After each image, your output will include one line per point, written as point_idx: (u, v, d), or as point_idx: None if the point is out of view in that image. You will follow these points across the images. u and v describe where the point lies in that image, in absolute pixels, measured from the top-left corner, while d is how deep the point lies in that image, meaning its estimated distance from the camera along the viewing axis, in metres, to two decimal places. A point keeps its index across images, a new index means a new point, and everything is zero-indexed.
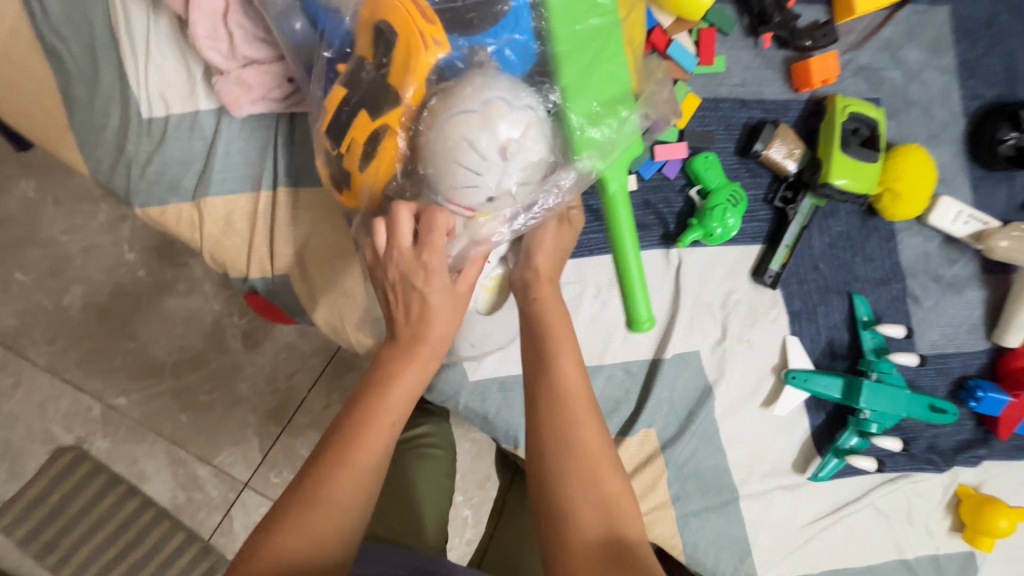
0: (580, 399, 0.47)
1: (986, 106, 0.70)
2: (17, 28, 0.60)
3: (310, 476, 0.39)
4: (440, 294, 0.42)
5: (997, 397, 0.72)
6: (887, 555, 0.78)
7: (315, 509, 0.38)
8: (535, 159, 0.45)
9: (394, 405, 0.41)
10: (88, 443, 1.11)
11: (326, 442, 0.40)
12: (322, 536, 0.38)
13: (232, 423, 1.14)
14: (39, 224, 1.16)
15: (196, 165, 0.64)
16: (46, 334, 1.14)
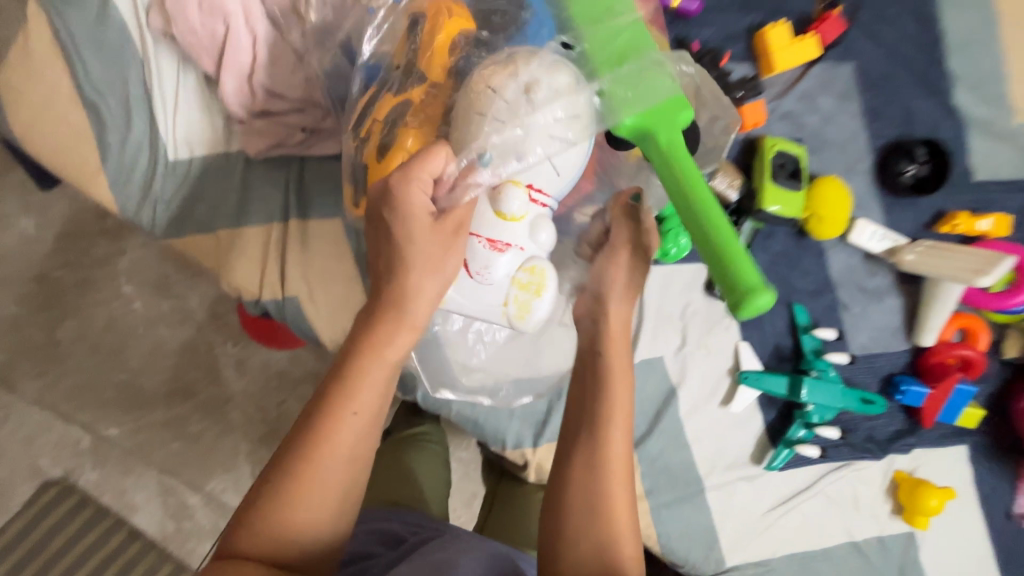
0: (620, 467, 0.53)
1: (889, 143, 0.84)
2: (58, 85, 0.69)
3: (283, 467, 0.46)
4: (424, 241, 0.48)
5: (918, 389, 0.84)
6: (838, 538, 0.87)
7: (291, 493, 0.45)
8: (554, 97, 0.49)
9: (355, 392, 0.47)
10: (76, 476, 1.19)
11: (296, 435, 0.47)
12: (304, 516, 0.46)
13: (222, 450, 1.22)
14: (37, 259, 1.21)
15: (215, 202, 0.72)
16: (36, 368, 1.21)
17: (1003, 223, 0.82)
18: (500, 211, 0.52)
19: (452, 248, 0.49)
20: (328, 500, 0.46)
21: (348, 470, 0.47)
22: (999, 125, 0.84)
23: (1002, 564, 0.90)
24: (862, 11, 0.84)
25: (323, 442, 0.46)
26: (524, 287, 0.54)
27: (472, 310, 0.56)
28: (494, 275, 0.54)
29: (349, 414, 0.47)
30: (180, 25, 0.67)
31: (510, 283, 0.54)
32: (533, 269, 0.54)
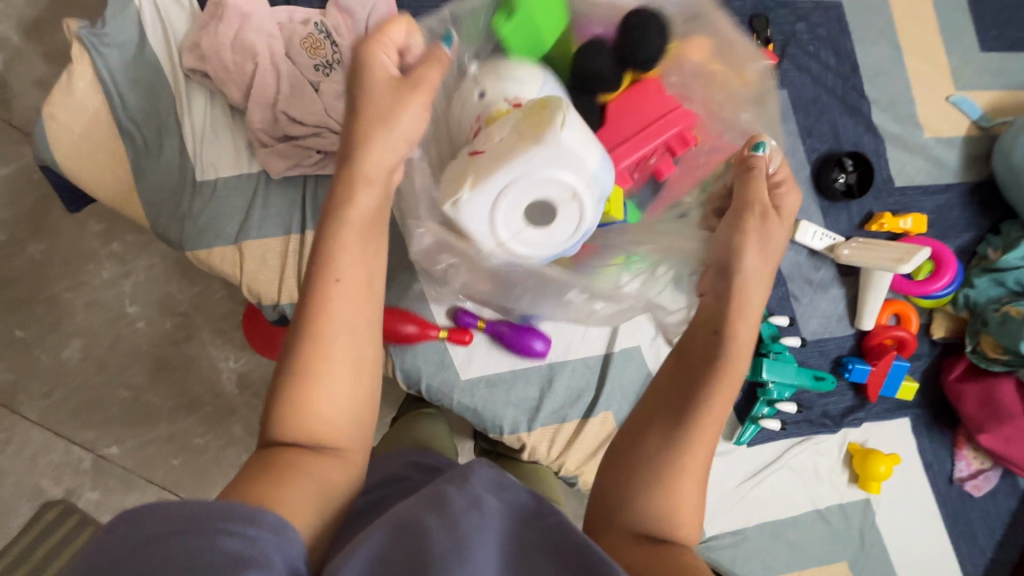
0: (707, 427, 0.53)
1: (821, 155, 0.97)
2: (98, 116, 0.77)
3: (290, 363, 0.49)
4: (381, 95, 0.53)
5: (861, 366, 0.96)
6: (804, 506, 0.97)
7: (301, 384, 0.49)
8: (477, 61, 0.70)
9: (337, 265, 0.51)
10: (77, 495, 1.04)
11: (295, 330, 0.50)
12: (320, 401, 0.49)
13: (225, 465, 1.09)
14: (42, 280, 1.06)
15: (237, 217, 0.80)
16: (42, 386, 1.05)
17: (921, 221, 0.97)
18: (487, 116, 0.65)
19: (407, 100, 0.54)
20: (335, 379, 0.49)
21: (347, 343, 0.50)
22: (909, 140, 1.00)
23: (949, 524, 1.01)
24: (793, 44, 0.97)
25: (318, 321, 0.50)
26: (531, 116, 0.59)
27: (499, 165, 0.59)
28: (497, 133, 0.61)
29: (335, 286, 0.50)
30: (214, 63, 0.77)
31: (518, 129, 0.59)
32: (530, 109, 0.61)
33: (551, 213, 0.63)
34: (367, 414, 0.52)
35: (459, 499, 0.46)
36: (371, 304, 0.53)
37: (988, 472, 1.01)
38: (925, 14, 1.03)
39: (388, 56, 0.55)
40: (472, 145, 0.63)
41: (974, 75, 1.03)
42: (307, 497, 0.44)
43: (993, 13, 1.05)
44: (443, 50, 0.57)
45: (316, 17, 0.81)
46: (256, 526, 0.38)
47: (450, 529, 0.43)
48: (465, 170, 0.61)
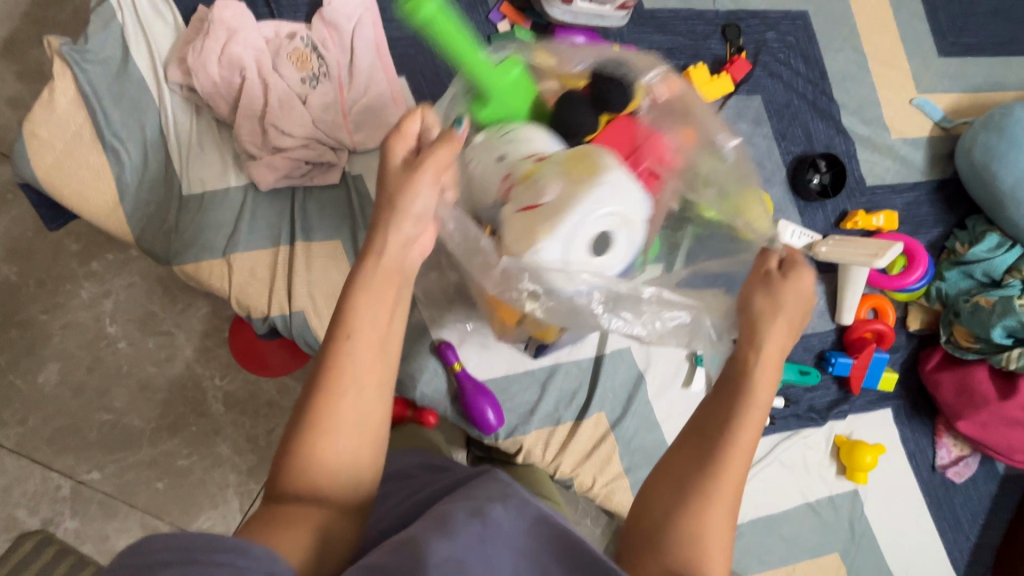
0: (738, 463, 0.50)
1: (796, 157, 1.01)
2: (80, 131, 0.76)
3: (298, 415, 0.48)
4: (393, 179, 0.55)
5: (844, 359, 0.99)
6: (796, 499, 0.99)
7: (307, 438, 0.47)
8: (507, 145, 0.68)
9: (349, 317, 0.51)
10: (56, 525, 0.99)
11: (307, 384, 0.49)
12: (323, 454, 0.47)
13: (211, 486, 1.05)
14: (18, 304, 1.03)
15: (225, 229, 0.80)
16: (16, 413, 1.01)
17: (892, 219, 1.01)
18: (521, 176, 0.64)
19: (415, 183, 0.54)
20: (340, 433, 0.48)
21: (356, 402, 0.49)
22: (877, 140, 1.05)
23: (934, 511, 1.04)
24: (764, 53, 1.01)
25: (329, 375, 0.49)
26: (581, 167, 0.62)
27: (563, 214, 0.59)
28: (546, 184, 0.61)
29: (345, 341, 0.50)
30: (200, 77, 0.77)
31: (574, 181, 0.61)
32: (573, 161, 0.62)
33: (608, 250, 0.62)
34: (370, 471, 0.50)
35: (459, 510, 0.46)
36: (383, 358, 0.51)
37: (968, 458, 1.05)
38: (886, 23, 1.08)
39: (407, 144, 0.57)
40: (521, 202, 0.62)
41: (935, 78, 1.09)
42: (300, 551, 0.43)
43: (949, 21, 1.11)
44: (453, 132, 0.57)
45: (302, 31, 0.82)
46: (247, 556, 0.37)
47: (448, 538, 0.43)
48: (530, 226, 0.60)
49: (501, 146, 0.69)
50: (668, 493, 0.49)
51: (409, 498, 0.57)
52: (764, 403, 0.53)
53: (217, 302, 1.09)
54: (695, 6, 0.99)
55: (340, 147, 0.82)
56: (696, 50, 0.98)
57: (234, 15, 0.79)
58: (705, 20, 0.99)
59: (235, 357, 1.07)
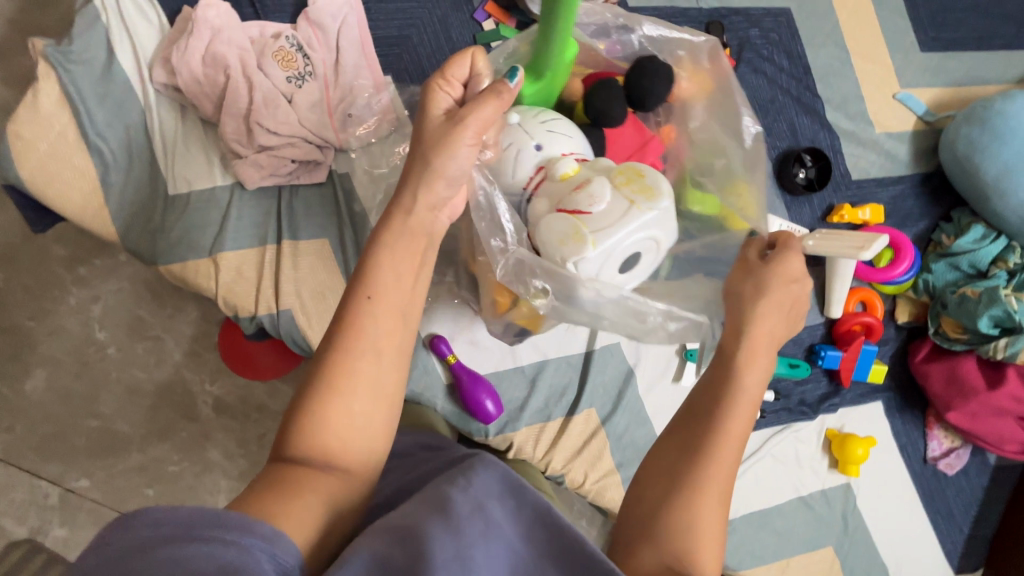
0: (731, 446, 0.50)
1: (782, 152, 1.02)
2: (65, 133, 0.76)
3: (315, 375, 0.48)
4: (427, 132, 0.54)
5: (834, 353, 0.99)
6: (789, 493, 0.99)
7: (324, 399, 0.47)
8: (547, 132, 0.67)
9: (371, 281, 0.50)
10: (43, 533, 0.98)
11: (324, 345, 0.49)
12: (338, 417, 0.47)
13: (201, 491, 1.04)
14: (4, 310, 1.02)
15: (212, 229, 0.79)
16: (3, 421, 1.00)
17: (878, 211, 1.02)
18: (564, 176, 0.64)
19: (453, 139, 0.53)
20: (356, 397, 0.48)
21: (374, 366, 0.49)
22: (862, 135, 1.06)
23: (927, 504, 1.04)
24: (748, 50, 1.02)
25: (349, 337, 0.48)
26: (630, 183, 0.63)
27: (613, 227, 0.62)
28: (598, 192, 0.62)
29: (367, 304, 0.50)
30: (185, 76, 0.77)
31: (622, 196, 0.63)
32: (622, 174, 0.64)
33: (633, 264, 0.66)
34: (382, 441, 0.50)
35: (461, 501, 0.45)
36: (402, 326, 0.51)
37: (959, 450, 1.05)
38: (868, 19, 1.09)
39: (450, 94, 0.55)
40: (567, 204, 0.63)
41: (917, 73, 1.10)
42: (310, 516, 0.43)
43: (929, 16, 1.12)
44: (505, 84, 0.54)
45: (287, 31, 0.82)
46: (251, 535, 0.37)
47: (455, 538, 0.43)
48: (578, 229, 0.61)
49: (539, 131, 0.67)
50: (665, 477, 0.49)
51: (400, 476, 0.57)
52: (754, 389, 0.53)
53: (207, 305, 1.08)
54: (679, 3, 1.00)
55: (326, 146, 0.82)
56: None
57: (219, 15, 0.79)
58: (688, 18, 1.00)
59: (224, 361, 1.06)
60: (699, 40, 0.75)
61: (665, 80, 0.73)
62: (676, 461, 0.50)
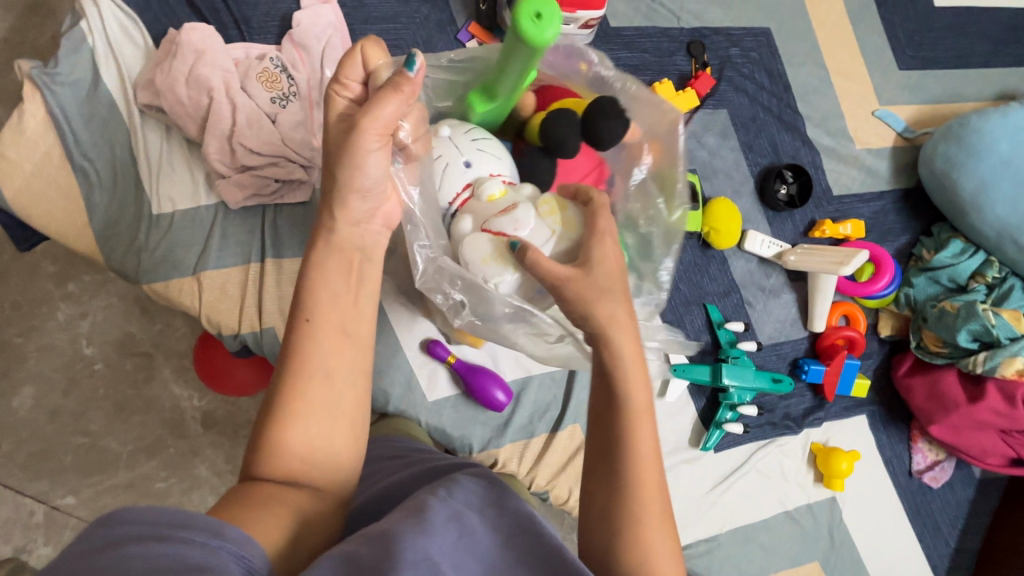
0: (649, 470, 0.51)
1: (763, 169, 1.03)
2: (51, 153, 0.77)
3: (269, 401, 0.49)
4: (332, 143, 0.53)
5: (817, 367, 1.00)
6: (774, 508, 0.99)
7: (281, 421, 0.48)
8: (478, 148, 0.68)
9: (308, 303, 0.52)
10: (28, 552, 0.97)
11: (275, 372, 0.51)
12: (296, 436, 0.49)
13: (189, 508, 1.03)
14: None
15: (196, 247, 0.80)
16: None
17: (859, 227, 1.03)
18: (488, 197, 0.65)
19: (358, 144, 0.50)
20: (314, 417, 0.49)
21: (328, 387, 0.50)
22: (842, 151, 1.08)
23: (913, 517, 1.05)
24: (728, 68, 1.04)
25: (298, 360, 0.50)
26: (554, 213, 0.64)
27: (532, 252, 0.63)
28: (522, 216, 0.63)
29: (306, 327, 0.51)
30: (169, 97, 0.78)
31: (545, 224, 0.63)
32: (545, 203, 0.65)
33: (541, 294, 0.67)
34: (350, 454, 0.51)
35: (439, 509, 0.46)
36: (349, 342, 0.52)
37: (944, 463, 1.05)
38: (847, 38, 1.12)
39: (352, 99, 0.53)
40: (491, 226, 0.64)
41: (896, 91, 1.12)
42: (280, 527, 0.43)
43: (907, 35, 1.15)
44: (403, 76, 0.50)
45: (271, 53, 0.83)
46: (220, 538, 0.37)
47: (426, 536, 0.43)
48: (501, 251, 0.63)
49: (468, 149, 0.67)
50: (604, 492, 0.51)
51: (378, 481, 0.59)
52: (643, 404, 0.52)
53: (195, 321, 1.08)
54: (660, 23, 1.01)
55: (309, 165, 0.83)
56: (662, 67, 1.00)
57: (202, 37, 0.80)
58: (670, 38, 1.01)
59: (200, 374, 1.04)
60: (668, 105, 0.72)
61: (626, 121, 0.68)
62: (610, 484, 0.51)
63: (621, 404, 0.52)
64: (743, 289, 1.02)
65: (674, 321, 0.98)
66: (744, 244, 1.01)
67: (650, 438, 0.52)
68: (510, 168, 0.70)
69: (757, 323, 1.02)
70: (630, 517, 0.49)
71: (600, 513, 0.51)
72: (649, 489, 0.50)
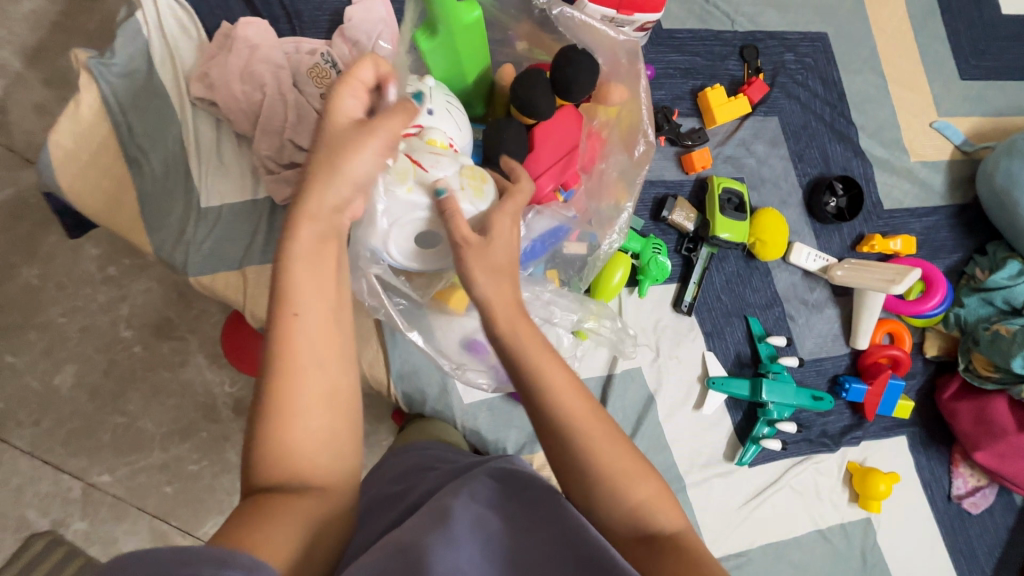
0: (600, 437, 0.48)
1: (812, 180, 1.00)
2: (106, 142, 0.78)
3: (259, 402, 0.46)
4: (334, 137, 0.50)
5: (859, 386, 0.98)
6: (807, 526, 0.97)
7: (276, 423, 0.46)
8: (449, 100, 0.68)
9: (293, 295, 0.48)
10: (65, 526, 0.94)
11: (260, 369, 0.47)
12: (295, 435, 0.46)
13: (221, 491, 1.00)
14: (38, 306, 0.97)
15: (243, 242, 0.80)
16: (31, 414, 0.95)
17: (910, 242, 0.99)
18: (429, 138, 0.63)
19: (361, 144, 0.50)
20: (310, 413, 0.47)
21: (321, 378, 0.48)
22: (896, 163, 1.04)
23: (948, 543, 1.02)
24: (782, 74, 1.01)
25: (285, 357, 0.47)
26: (473, 179, 0.61)
27: (426, 193, 0.59)
28: (441, 164, 0.61)
29: (295, 320, 0.47)
30: (223, 93, 0.78)
31: (457, 179, 0.60)
32: (472, 170, 0.62)
33: (425, 245, 0.64)
34: (349, 445, 0.50)
35: (462, 517, 0.50)
36: (337, 332, 0.50)
37: (985, 489, 1.02)
38: (907, 45, 1.07)
39: (357, 100, 0.52)
40: (411, 152, 0.61)
41: (955, 102, 1.08)
42: (289, 537, 0.41)
43: (970, 44, 1.10)
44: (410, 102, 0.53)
45: (323, 48, 0.83)
46: (229, 567, 0.33)
47: (453, 548, 0.46)
48: (404, 171, 0.59)
49: (439, 102, 0.66)
50: (575, 479, 0.49)
51: (400, 500, 0.60)
52: (572, 410, 0.49)
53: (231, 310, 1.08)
54: (713, 26, 0.99)
55: None
56: (713, 71, 0.98)
57: (257, 32, 0.80)
58: (723, 41, 0.99)
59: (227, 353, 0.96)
60: (551, 12, 0.76)
61: (591, 70, 0.71)
62: (574, 473, 0.48)
63: (546, 419, 0.49)
64: (783, 304, 1.00)
65: (712, 332, 0.96)
66: (789, 256, 0.98)
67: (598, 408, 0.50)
68: (465, 141, 0.68)
69: (798, 338, 1.00)
70: (602, 480, 0.47)
71: (580, 494, 0.49)
72: (604, 449, 0.48)
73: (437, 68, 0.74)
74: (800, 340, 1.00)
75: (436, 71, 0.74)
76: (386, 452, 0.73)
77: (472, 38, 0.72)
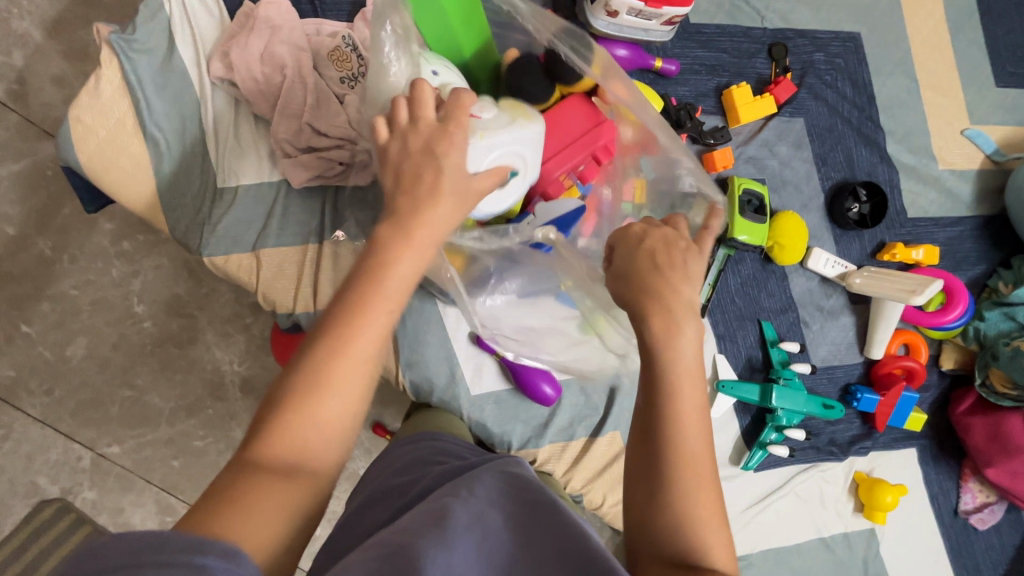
0: (687, 451, 0.48)
1: (835, 184, 0.98)
2: (124, 119, 0.78)
3: (302, 364, 0.45)
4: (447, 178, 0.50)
5: (871, 396, 0.96)
6: (809, 534, 0.96)
7: (313, 388, 0.44)
8: (447, 67, 0.68)
9: (379, 261, 0.47)
10: (74, 494, 0.95)
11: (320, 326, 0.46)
12: (322, 411, 0.44)
13: None
14: (51, 277, 0.98)
15: (256, 225, 0.80)
16: (43, 383, 0.97)
17: (932, 253, 0.98)
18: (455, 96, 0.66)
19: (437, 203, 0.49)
20: (343, 398, 0.45)
21: (363, 376, 0.46)
22: (923, 171, 1.02)
23: (952, 558, 1.01)
24: (810, 74, 0.98)
25: (345, 328, 0.45)
26: (514, 108, 0.66)
27: (499, 130, 0.62)
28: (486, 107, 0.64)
29: (374, 291, 0.46)
30: (243, 73, 0.78)
31: (505, 113, 0.64)
32: (509, 102, 0.67)
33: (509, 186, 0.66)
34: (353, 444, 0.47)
35: (461, 517, 0.48)
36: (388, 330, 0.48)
37: (993, 506, 1.01)
38: (943, 47, 1.04)
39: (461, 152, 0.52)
40: None
41: (988, 110, 1.05)
42: (278, 529, 0.40)
43: (1009, 49, 1.06)
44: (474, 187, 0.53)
45: (344, 31, 0.82)
46: (205, 553, 0.34)
47: (446, 549, 0.45)
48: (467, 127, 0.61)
49: (439, 65, 0.67)
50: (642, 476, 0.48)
51: (400, 499, 0.58)
52: (680, 419, 0.49)
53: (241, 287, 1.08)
54: (742, 22, 0.96)
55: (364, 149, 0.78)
56: (740, 68, 0.96)
57: (279, 13, 0.80)
58: (751, 38, 0.96)
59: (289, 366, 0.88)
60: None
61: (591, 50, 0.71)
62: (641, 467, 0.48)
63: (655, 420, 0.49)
64: (796, 309, 0.98)
65: (725, 334, 0.95)
66: (807, 261, 0.96)
67: (690, 407, 0.50)
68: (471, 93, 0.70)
69: (812, 343, 0.98)
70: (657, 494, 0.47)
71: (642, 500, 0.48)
72: (675, 462, 0.47)
73: (428, 32, 0.73)
74: (813, 345, 0.98)
75: (430, 36, 0.73)
76: (394, 441, 0.73)
77: (479, 38, 0.74)
